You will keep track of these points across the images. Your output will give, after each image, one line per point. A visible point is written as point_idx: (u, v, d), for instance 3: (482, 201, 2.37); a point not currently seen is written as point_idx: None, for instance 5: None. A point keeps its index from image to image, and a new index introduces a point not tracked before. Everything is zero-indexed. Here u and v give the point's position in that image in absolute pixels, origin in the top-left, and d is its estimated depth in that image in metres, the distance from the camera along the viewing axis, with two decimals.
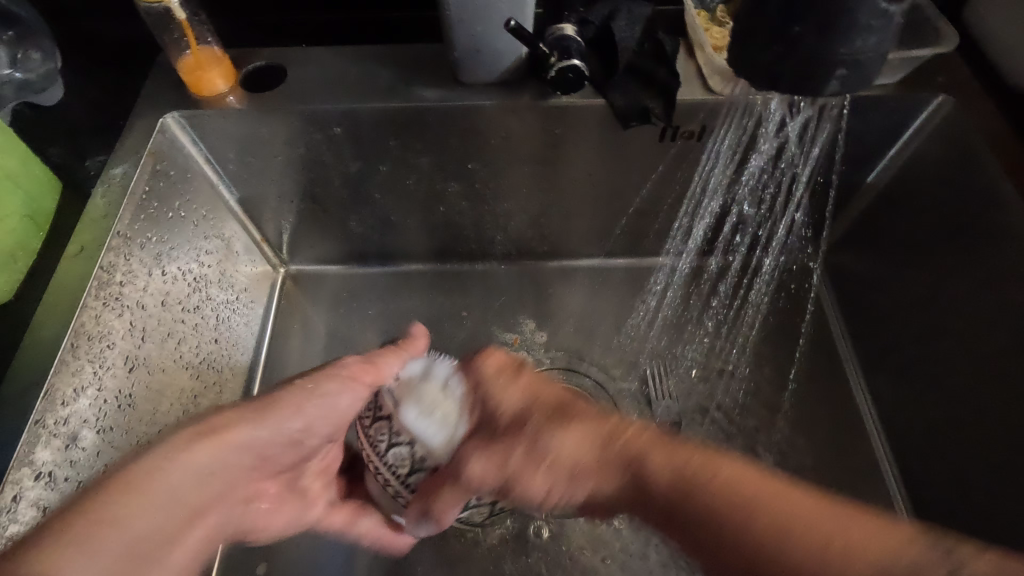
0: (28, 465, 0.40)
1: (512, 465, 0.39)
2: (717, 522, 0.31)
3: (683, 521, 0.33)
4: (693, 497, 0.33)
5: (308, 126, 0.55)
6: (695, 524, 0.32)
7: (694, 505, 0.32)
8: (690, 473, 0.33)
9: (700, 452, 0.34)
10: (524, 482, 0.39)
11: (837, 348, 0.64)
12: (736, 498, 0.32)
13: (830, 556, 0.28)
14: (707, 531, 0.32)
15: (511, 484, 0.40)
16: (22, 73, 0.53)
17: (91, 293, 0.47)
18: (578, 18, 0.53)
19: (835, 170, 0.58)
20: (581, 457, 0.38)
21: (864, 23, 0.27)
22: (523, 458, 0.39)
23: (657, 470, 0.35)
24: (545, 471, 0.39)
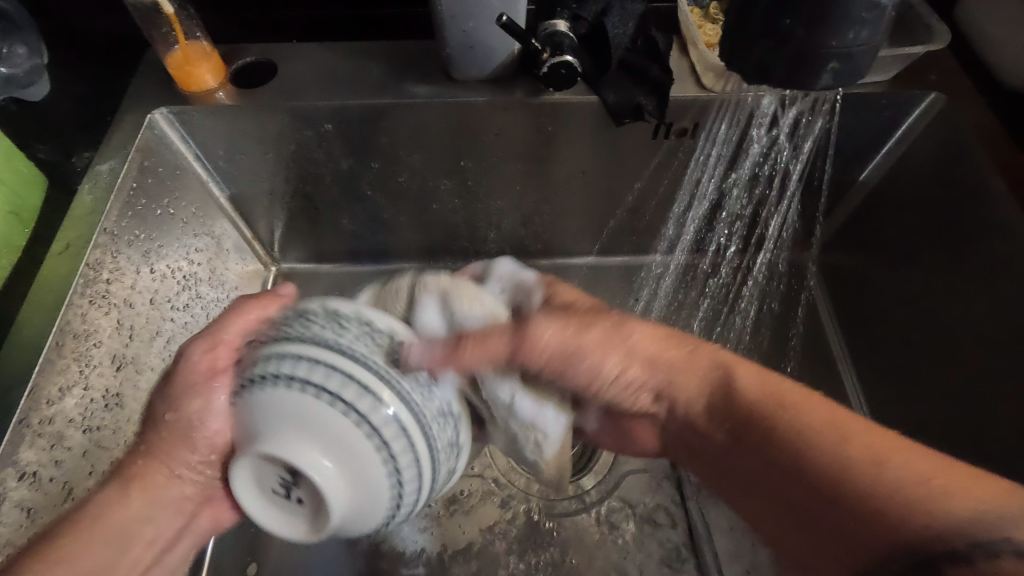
0: (13, 465, 0.39)
1: (585, 339, 0.38)
2: (806, 449, 0.32)
3: (774, 435, 0.34)
4: (792, 415, 0.34)
5: (299, 122, 0.55)
6: (785, 442, 0.33)
7: (789, 419, 0.34)
8: (793, 396, 0.35)
9: (806, 388, 0.36)
10: (597, 351, 0.38)
11: (830, 348, 0.63)
12: (825, 430, 0.32)
13: (928, 487, 0.28)
14: (792, 446, 0.33)
15: (569, 355, 0.38)
16: (7, 68, 0.52)
17: (78, 292, 0.46)
18: (571, 15, 0.52)
19: (828, 166, 0.58)
20: (658, 352, 0.39)
21: (856, 15, 0.27)
22: (601, 338, 0.38)
23: (755, 386, 0.36)
24: (624, 348, 0.39)
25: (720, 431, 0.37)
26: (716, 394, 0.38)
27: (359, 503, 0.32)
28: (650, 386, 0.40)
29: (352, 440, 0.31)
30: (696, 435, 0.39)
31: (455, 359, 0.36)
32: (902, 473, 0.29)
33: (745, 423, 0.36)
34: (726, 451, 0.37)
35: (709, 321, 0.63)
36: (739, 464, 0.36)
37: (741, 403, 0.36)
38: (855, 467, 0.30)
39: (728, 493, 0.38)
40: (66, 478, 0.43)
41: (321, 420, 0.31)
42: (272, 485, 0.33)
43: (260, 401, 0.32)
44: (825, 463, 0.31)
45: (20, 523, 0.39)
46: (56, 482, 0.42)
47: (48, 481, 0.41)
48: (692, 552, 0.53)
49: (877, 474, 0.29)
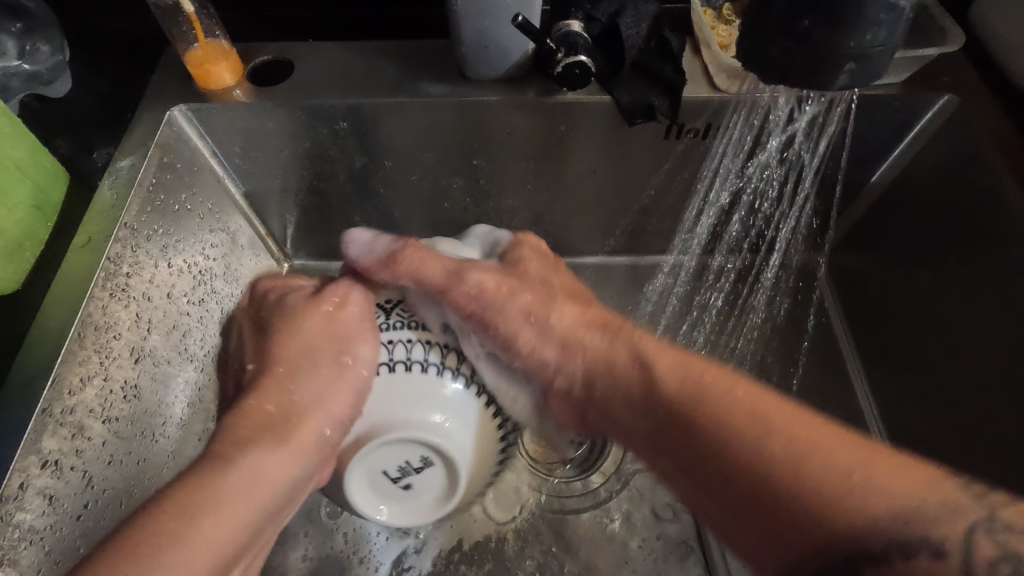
0: (36, 454, 0.40)
1: (512, 304, 0.41)
2: (738, 447, 0.32)
3: (695, 429, 0.34)
4: (709, 406, 0.34)
5: (314, 120, 0.56)
6: (714, 445, 0.33)
7: (707, 413, 0.34)
8: (708, 383, 0.35)
9: (722, 369, 0.36)
10: (525, 309, 0.41)
11: (841, 349, 0.64)
12: (746, 429, 0.32)
13: (840, 485, 0.29)
14: (713, 438, 0.33)
15: (489, 313, 0.40)
16: (31, 65, 0.54)
17: (99, 284, 0.47)
18: (584, 15, 0.53)
19: (842, 168, 0.58)
20: (571, 329, 0.41)
21: (872, 16, 0.27)
22: (530, 302, 0.41)
23: (671, 373, 0.37)
24: (538, 325, 0.41)
25: (638, 417, 0.38)
26: (632, 378, 0.38)
27: (478, 470, 0.41)
28: (568, 368, 0.41)
29: (480, 416, 0.40)
30: (618, 426, 0.40)
31: (386, 268, 0.41)
32: (814, 474, 0.30)
33: (670, 418, 0.36)
34: (649, 441, 0.37)
35: (725, 319, 0.64)
36: (670, 457, 0.36)
37: (657, 390, 0.37)
38: (771, 466, 0.31)
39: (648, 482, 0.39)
40: (86, 468, 0.44)
41: (461, 403, 0.40)
42: (390, 467, 0.40)
43: (382, 388, 0.39)
44: (742, 455, 0.32)
45: (42, 510, 0.40)
46: (77, 471, 0.43)
47: (69, 470, 0.42)
48: (700, 551, 0.53)
49: (794, 471, 0.30)
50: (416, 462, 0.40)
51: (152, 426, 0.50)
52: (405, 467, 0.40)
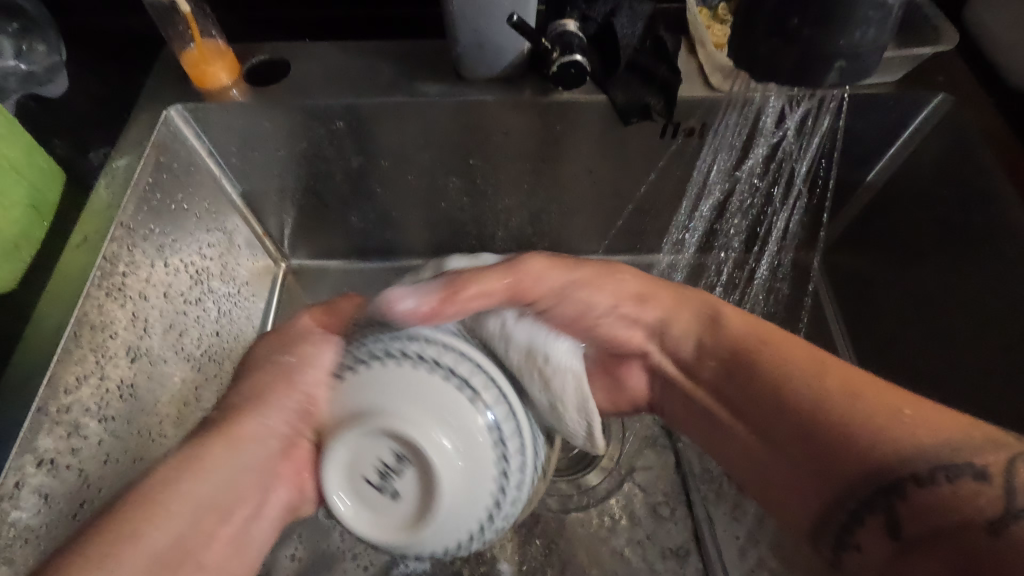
0: (31, 453, 0.40)
1: (580, 271, 0.46)
2: (796, 386, 0.38)
3: (757, 370, 0.40)
4: (773, 349, 0.40)
5: (311, 119, 0.56)
6: (774, 385, 0.39)
7: (775, 356, 0.40)
8: (775, 335, 0.41)
9: (788, 333, 0.42)
10: (593, 281, 0.46)
11: (837, 347, 0.63)
12: (807, 374, 0.37)
13: (889, 415, 0.34)
14: (773, 377, 0.39)
15: (568, 288, 0.45)
16: (27, 65, 0.54)
17: (95, 284, 0.47)
18: (580, 14, 0.54)
19: (833, 167, 0.58)
20: (643, 289, 0.47)
21: (862, 14, 0.27)
22: (591, 274, 0.46)
23: (740, 326, 0.43)
24: (615, 285, 0.46)
25: (709, 366, 0.44)
26: (703, 333, 0.45)
27: (463, 495, 0.36)
28: (646, 322, 0.47)
29: (473, 431, 0.36)
30: (688, 377, 0.46)
31: (450, 304, 0.39)
32: (867, 404, 0.34)
33: (733, 362, 0.42)
34: (715, 385, 0.43)
35: None
36: (734, 396, 0.42)
37: (727, 341, 0.43)
38: (822, 397, 0.36)
39: (704, 428, 0.45)
40: (81, 467, 0.44)
41: (452, 411, 0.36)
42: (371, 468, 0.37)
43: (367, 384, 0.36)
44: (802, 392, 0.37)
45: (37, 509, 0.40)
46: (72, 470, 0.43)
47: (64, 469, 0.42)
48: (697, 551, 0.53)
49: (844, 401, 0.35)
50: (397, 466, 0.36)
51: (148, 425, 0.50)
52: (386, 471, 0.36)
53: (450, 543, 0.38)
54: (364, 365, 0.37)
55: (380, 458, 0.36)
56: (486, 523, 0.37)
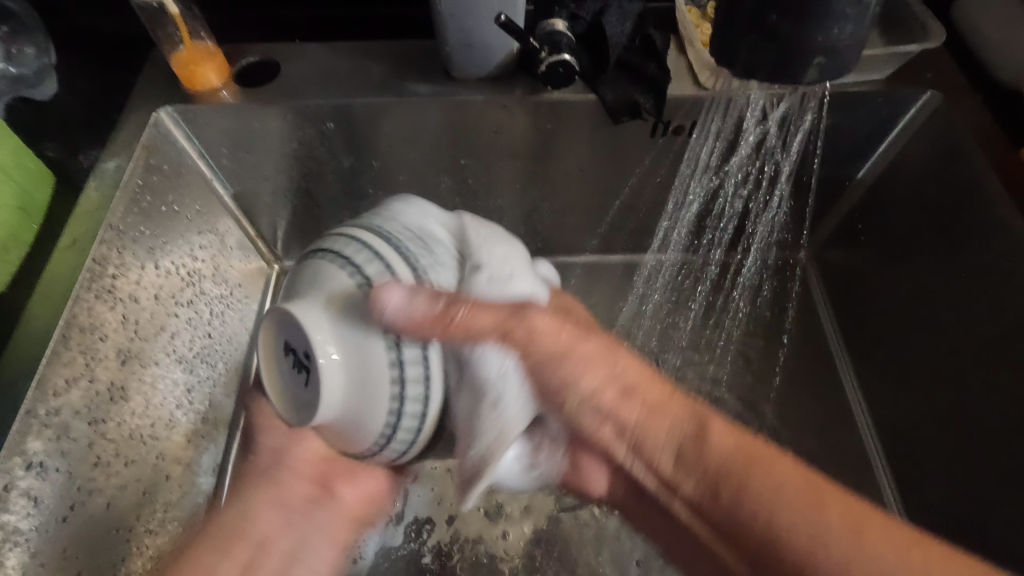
0: (20, 455, 0.40)
1: (578, 347, 0.34)
2: (790, 527, 0.31)
3: (749, 501, 0.32)
4: (765, 472, 0.33)
5: (301, 121, 0.56)
6: (763, 522, 0.32)
7: (765, 485, 0.32)
8: (762, 451, 0.33)
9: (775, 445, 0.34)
10: (582, 362, 0.34)
11: (828, 344, 0.64)
12: (802, 516, 0.31)
13: (900, 570, 0.29)
14: (765, 512, 0.32)
15: (555, 360, 0.33)
16: (16, 68, 0.53)
17: (84, 285, 0.47)
18: (569, 14, 0.53)
19: (817, 165, 0.58)
20: (637, 381, 0.35)
21: (840, 11, 0.27)
22: (587, 347, 0.34)
23: (728, 441, 0.34)
24: (610, 370, 0.35)
25: (688, 483, 0.34)
26: (684, 443, 0.34)
27: (354, 409, 0.32)
28: (624, 420, 0.35)
29: (381, 381, 0.32)
30: (663, 489, 0.36)
31: (438, 327, 0.31)
32: (873, 557, 0.29)
33: (720, 482, 0.33)
34: (692, 503, 0.35)
35: (705, 309, 0.64)
36: (718, 523, 0.34)
37: (711, 461, 0.34)
38: (833, 544, 0.30)
39: (687, 547, 0.39)
40: (72, 469, 0.44)
41: (366, 336, 0.32)
42: (282, 355, 0.34)
43: (320, 274, 0.33)
44: (804, 539, 0.31)
45: (29, 513, 0.40)
46: (61, 473, 0.43)
47: (53, 471, 0.42)
48: None
49: (854, 550, 0.30)
50: (300, 361, 0.33)
51: (139, 427, 0.50)
52: (295, 360, 0.33)
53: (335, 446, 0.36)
54: (328, 275, 0.33)
55: (289, 346, 0.33)
56: (374, 453, 0.35)
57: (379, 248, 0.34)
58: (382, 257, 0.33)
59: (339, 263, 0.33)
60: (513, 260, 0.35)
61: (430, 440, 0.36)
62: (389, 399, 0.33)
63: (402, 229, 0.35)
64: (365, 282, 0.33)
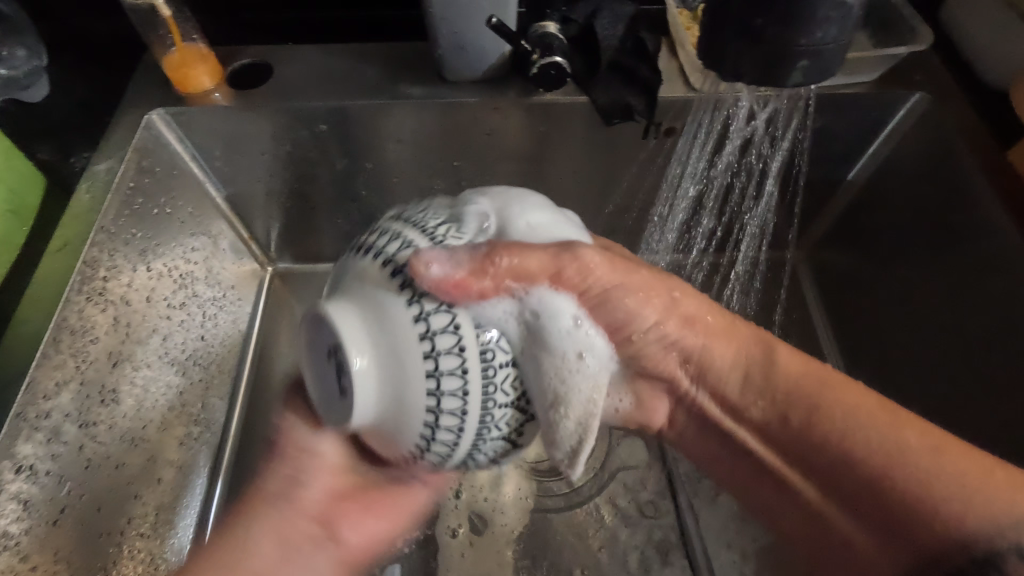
0: (9, 459, 0.40)
1: (634, 280, 0.35)
2: (853, 445, 0.33)
3: (817, 417, 0.34)
4: (834, 392, 0.34)
5: (294, 123, 0.56)
6: (829, 443, 0.33)
7: (838, 399, 0.34)
8: (831, 378, 0.35)
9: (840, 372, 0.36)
10: (638, 292, 0.34)
11: (822, 347, 0.63)
12: (866, 434, 0.33)
13: (979, 484, 0.30)
14: (832, 428, 0.33)
15: (613, 292, 0.33)
16: (7, 70, 0.52)
17: (75, 288, 0.47)
18: (560, 16, 0.53)
19: (807, 166, 0.59)
20: (699, 312, 0.37)
21: (824, 14, 0.27)
22: (647, 284, 0.35)
23: (795, 365, 0.36)
24: (673, 301, 0.36)
25: (755, 408, 0.36)
26: (752, 368, 0.37)
27: (391, 399, 0.31)
28: (685, 346, 0.37)
29: (410, 365, 0.30)
30: (730, 415, 0.38)
31: (488, 277, 0.30)
32: (953, 471, 0.30)
33: (787, 400, 0.35)
34: (761, 425, 0.36)
35: None
36: (788, 444, 0.35)
37: (781, 381, 0.36)
38: (904, 455, 0.31)
39: (713, 451, 0.41)
40: (61, 474, 0.43)
41: (391, 320, 0.30)
42: (322, 362, 0.33)
43: (348, 267, 0.33)
44: (872, 451, 0.32)
45: (16, 517, 0.40)
46: (51, 477, 0.42)
47: (43, 475, 0.42)
48: (685, 548, 0.53)
49: (925, 465, 0.31)
50: (335, 363, 0.32)
51: (130, 430, 0.50)
52: (331, 359, 0.32)
53: (390, 449, 0.33)
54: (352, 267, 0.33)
55: (326, 351, 0.32)
56: (425, 446, 0.32)
57: (398, 229, 0.33)
58: (408, 238, 0.32)
59: (367, 253, 0.32)
60: (548, 219, 0.34)
61: (478, 439, 0.32)
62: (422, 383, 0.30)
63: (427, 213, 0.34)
64: (389, 260, 0.31)
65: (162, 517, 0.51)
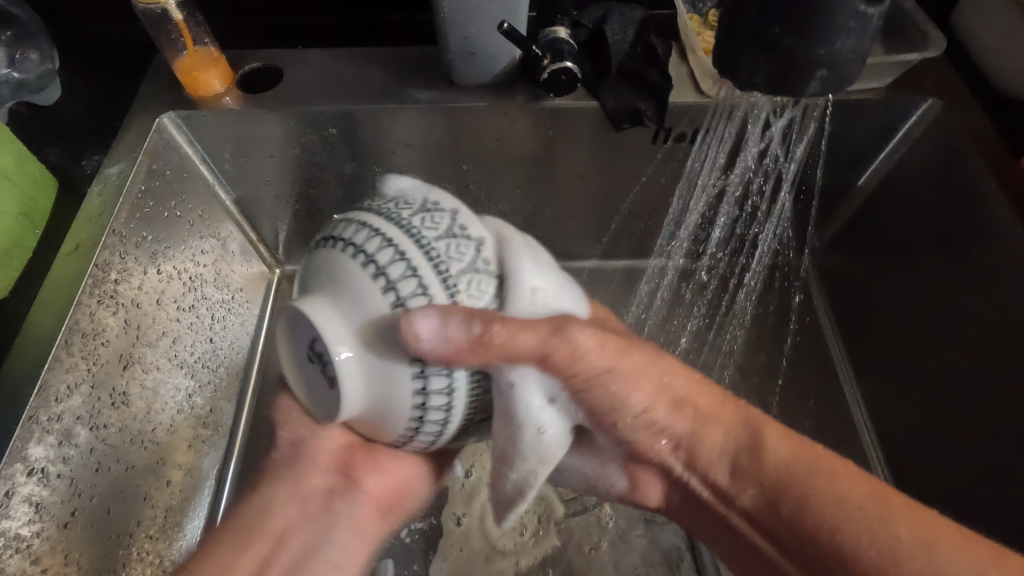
0: (21, 461, 0.40)
1: (623, 363, 0.34)
2: (852, 545, 0.31)
3: (810, 513, 0.32)
4: (826, 485, 0.32)
5: (304, 127, 0.56)
6: (825, 540, 0.31)
7: (831, 494, 0.32)
8: (825, 465, 0.33)
9: (836, 456, 0.34)
10: (627, 374, 0.34)
11: (829, 351, 0.64)
12: (865, 531, 0.30)
13: None
14: (827, 526, 0.31)
15: (598, 377, 0.33)
16: (20, 74, 0.53)
17: (86, 291, 0.47)
18: (570, 21, 0.54)
19: (819, 172, 0.58)
20: (690, 392, 0.36)
21: (842, 24, 0.27)
22: (637, 364, 0.34)
23: (786, 450, 0.34)
24: (660, 379, 0.35)
25: (744, 494, 0.35)
26: (740, 454, 0.35)
27: (376, 406, 0.32)
28: (674, 430, 0.36)
29: (398, 382, 0.31)
30: (719, 500, 0.36)
31: (476, 351, 0.30)
32: (951, 572, 0.29)
33: (776, 491, 0.33)
34: (752, 514, 0.35)
35: (707, 314, 0.64)
36: (783, 537, 0.33)
37: (772, 468, 0.34)
38: (903, 558, 0.29)
39: (710, 531, 0.38)
40: (72, 475, 0.43)
41: (384, 354, 0.30)
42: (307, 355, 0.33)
43: (333, 264, 0.32)
44: (872, 554, 0.30)
45: (28, 519, 0.40)
46: (62, 479, 0.43)
47: (55, 477, 0.42)
48: (691, 554, 0.53)
49: (930, 566, 0.29)
50: (320, 360, 0.32)
51: (139, 433, 0.50)
52: (314, 357, 0.33)
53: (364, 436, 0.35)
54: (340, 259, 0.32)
55: (312, 349, 0.32)
56: (404, 442, 0.34)
57: (392, 236, 0.31)
58: (408, 259, 0.31)
59: (352, 251, 0.31)
60: (541, 284, 0.33)
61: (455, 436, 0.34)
62: (408, 400, 0.31)
63: (422, 215, 0.32)
64: (380, 276, 0.31)
65: (171, 518, 0.51)
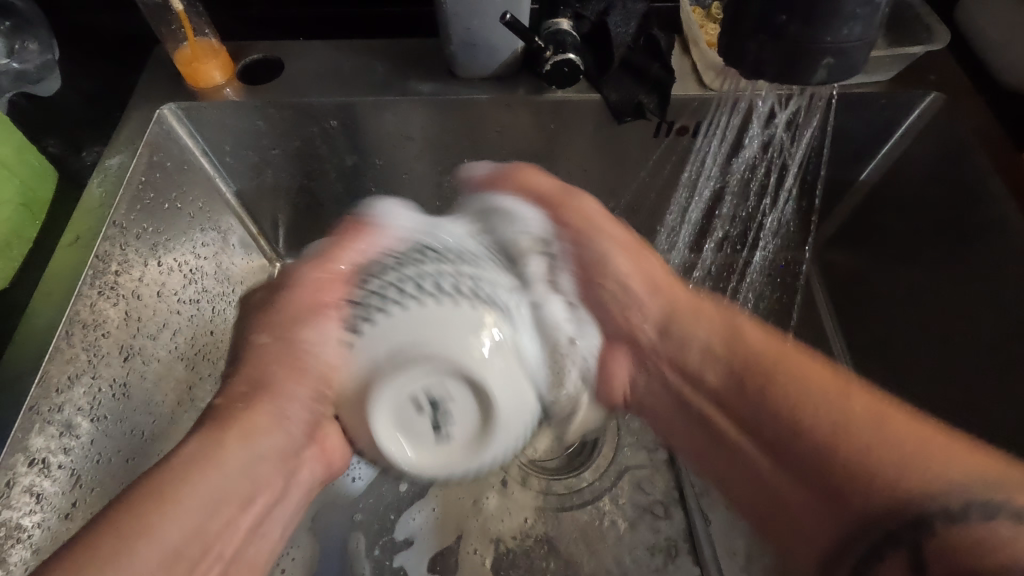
0: (23, 452, 0.40)
1: (613, 236, 0.44)
2: (801, 410, 0.33)
3: (769, 385, 0.35)
4: (792, 367, 0.35)
5: (305, 118, 0.56)
6: (781, 410, 0.34)
7: (788, 371, 0.35)
8: (790, 352, 0.36)
9: (807, 353, 0.36)
10: (614, 242, 0.43)
11: (830, 346, 0.63)
12: (807, 398, 0.33)
13: (921, 448, 0.29)
14: (784, 394, 0.34)
15: (595, 229, 0.43)
16: (19, 64, 0.53)
17: (86, 283, 0.47)
18: (573, 13, 0.53)
19: (822, 165, 0.59)
20: (659, 278, 0.43)
21: (849, 11, 0.27)
22: (627, 241, 0.44)
23: (756, 339, 0.38)
24: (631, 259, 0.43)
25: (710, 372, 0.38)
26: (716, 339, 0.39)
27: (506, 427, 0.33)
28: (645, 308, 0.42)
29: (528, 393, 0.34)
30: (691, 385, 0.39)
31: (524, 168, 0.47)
32: (894, 435, 0.30)
33: (741, 372, 0.37)
34: (716, 387, 0.38)
35: None
36: (741, 410, 0.36)
37: (736, 355, 0.37)
38: (848, 419, 0.31)
39: (699, 444, 0.39)
40: (73, 466, 0.43)
41: (515, 352, 0.33)
42: (416, 408, 0.32)
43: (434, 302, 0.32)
44: (821, 417, 0.32)
45: (33, 511, 0.40)
46: (64, 470, 0.43)
47: (56, 468, 0.42)
48: (692, 549, 0.52)
49: (871, 425, 0.31)
50: (441, 399, 0.32)
51: (141, 425, 0.49)
52: (429, 402, 0.32)
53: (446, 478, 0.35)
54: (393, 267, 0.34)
55: (429, 393, 0.32)
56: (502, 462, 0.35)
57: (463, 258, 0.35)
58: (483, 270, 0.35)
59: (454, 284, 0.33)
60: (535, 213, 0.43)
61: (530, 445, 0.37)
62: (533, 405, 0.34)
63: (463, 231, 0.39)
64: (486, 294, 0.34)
65: None
